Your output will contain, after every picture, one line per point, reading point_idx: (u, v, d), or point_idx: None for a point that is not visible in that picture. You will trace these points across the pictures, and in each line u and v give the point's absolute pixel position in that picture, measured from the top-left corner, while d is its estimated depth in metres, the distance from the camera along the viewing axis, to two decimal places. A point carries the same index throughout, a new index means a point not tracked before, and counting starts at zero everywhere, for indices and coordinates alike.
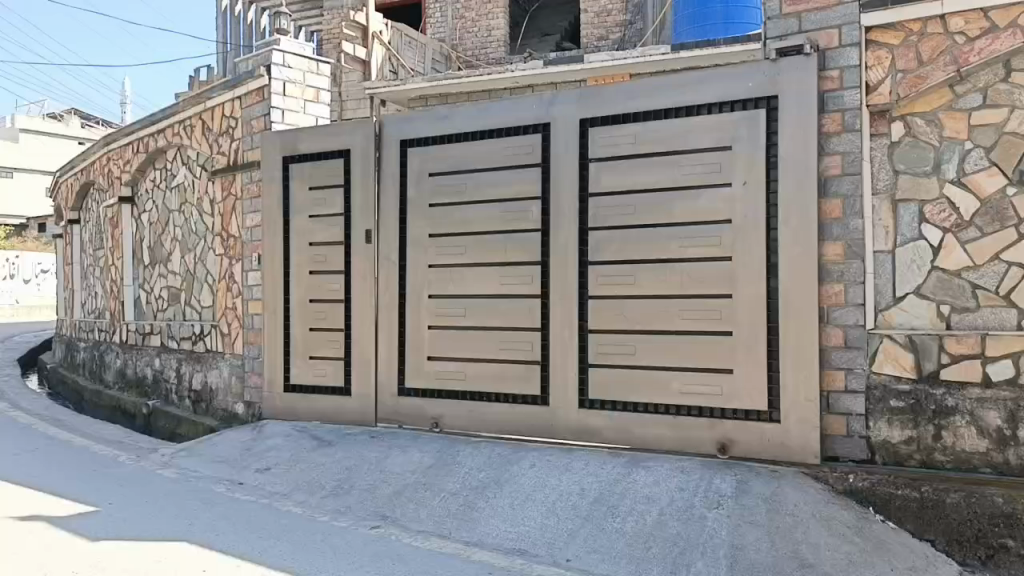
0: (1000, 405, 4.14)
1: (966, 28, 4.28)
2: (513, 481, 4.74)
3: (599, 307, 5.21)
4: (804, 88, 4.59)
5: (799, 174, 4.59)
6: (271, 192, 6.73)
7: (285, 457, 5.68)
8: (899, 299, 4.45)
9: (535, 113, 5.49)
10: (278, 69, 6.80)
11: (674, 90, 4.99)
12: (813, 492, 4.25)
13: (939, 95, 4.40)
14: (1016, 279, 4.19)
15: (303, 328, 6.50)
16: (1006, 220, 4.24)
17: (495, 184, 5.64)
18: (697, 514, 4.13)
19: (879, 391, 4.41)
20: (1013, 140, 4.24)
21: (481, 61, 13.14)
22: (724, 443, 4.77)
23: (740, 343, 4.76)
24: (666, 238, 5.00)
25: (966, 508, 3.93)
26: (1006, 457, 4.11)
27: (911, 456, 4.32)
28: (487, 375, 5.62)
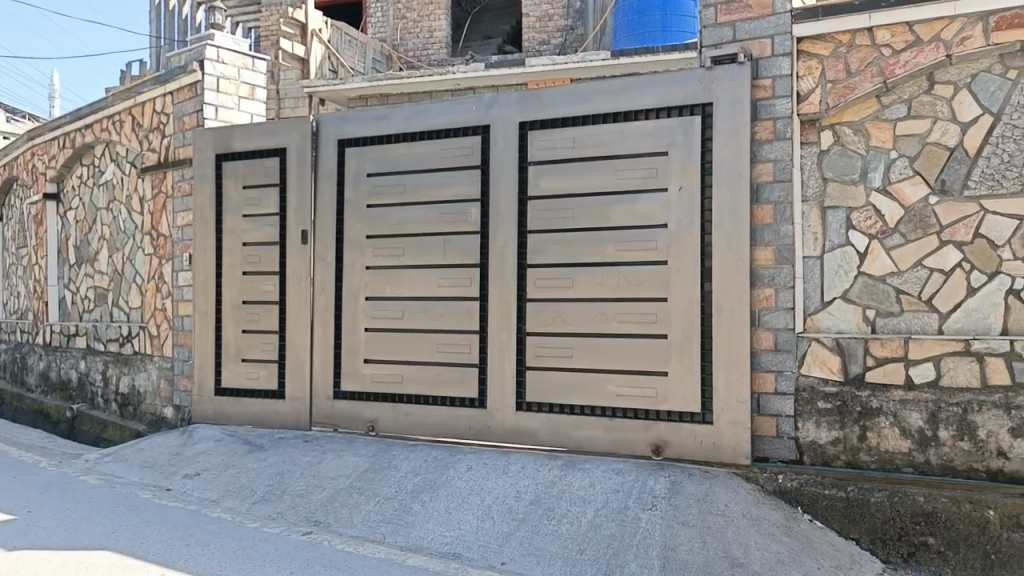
0: (922, 406, 4.26)
1: (892, 41, 4.41)
2: (449, 484, 4.72)
3: (537, 309, 5.21)
4: (738, 95, 4.68)
5: (733, 180, 4.68)
6: (203, 190, 6.57)
7: (215, 462, 5.54)
8: (827, 303, 4.58)
9: (474, 115, 5.47)
10: (211, 65, 6.65)
11: (612, 95, 5.03)
12: (744, 493, 4.33)
13: (866, 105, 4.53)
14: (937, 285, 4.34)
15: (235, 330, 6.36)
16: (929, 227, 4.38)
17: (433, 186, 5.61)
18: (631, 515, 4.16)
19: (807, 393, 4.53)
20: (936, 150, 4.38)
21: (423, 63, 13.08)
22: (657, 445, 4.82)
23: (674, 345, 4.81)
24: (603, 241, 5.04)
25: (890, 507, 4.10)
26: (927, 457, 4.24)
27: (837, 457, 4.44)
28: (424, 378, 5.57)
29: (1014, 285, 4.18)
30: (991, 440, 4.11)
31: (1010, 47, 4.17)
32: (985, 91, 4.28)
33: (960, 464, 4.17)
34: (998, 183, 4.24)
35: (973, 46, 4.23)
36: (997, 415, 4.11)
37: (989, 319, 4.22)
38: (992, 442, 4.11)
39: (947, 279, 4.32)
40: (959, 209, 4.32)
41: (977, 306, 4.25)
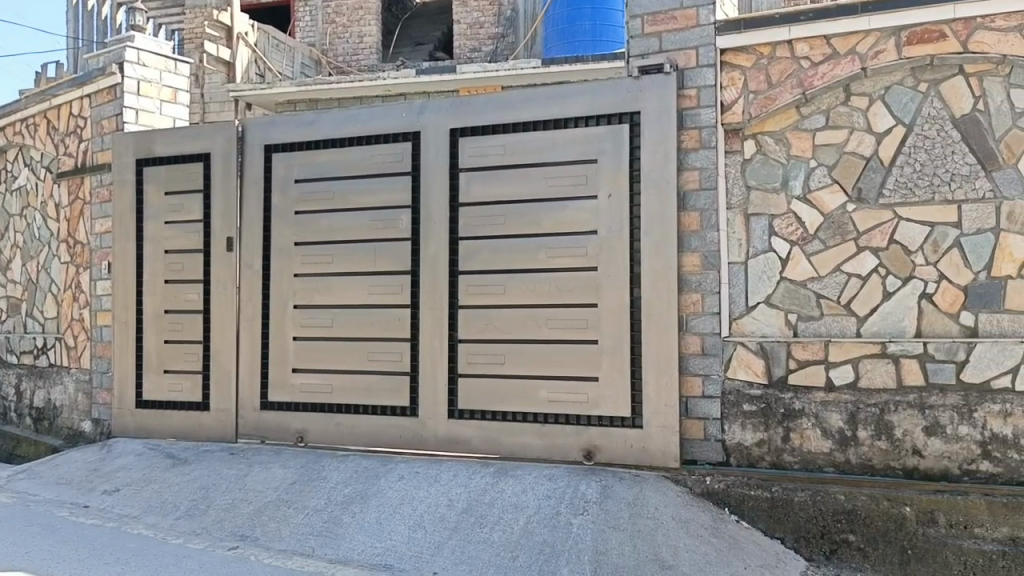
0: (842, 407, 4.40)
1: (811, 53, 4.56)
2: (380, 494, 4.66)
3: (468, 316, 5.19)
4: (664, 105, 4.77)
5: (660, 187, 4.76)
6: (123, 196, 6.36)
7: (135, 477, 5.35)
8: (752, 307, 4.69)
9: (404, 121, 5.44)
10: (131, 67, 6.45)
11: (542, 103, 5.06)
12: (673, 496, 4.40)
13: (787, 115, 4.67)
14: (856, 289, 4.49)
15: (157, 341, 6.17)
16: (847, 233, 4.52)
17: (363, 192, 5.55)
18: (563, 521, 4.18)
19: (733, 396, 4.62)
20: (853, 159, 4.54)
21: (354, 68, 12.94)
22: (589, 450, 4.85)
23: (605, 351, 4.85)
24: (534, 248, 5.06)
25: (813, 506, 4.21)
26: (848, 457, 4.37)
27: (762, 458, 4.55)
28: (354, 386, 5.49)
29: (926, 290, 4.36)
30: (907, 439, 4.27)
31: (920, 61, 4.36)
32: (898, 103, 4.45)
33: (878, 462, 4.32)
34: (910, 191, 4.41)
35: (887, 59, 4.40)
36: (912, 415, 4.27)
37: (904, 321, 4.38)
38: (907, 440, 4.27)
39: (864, 284, 4.47)
40: (875, 216, 4.47)
41: (893, 309, 4.41)
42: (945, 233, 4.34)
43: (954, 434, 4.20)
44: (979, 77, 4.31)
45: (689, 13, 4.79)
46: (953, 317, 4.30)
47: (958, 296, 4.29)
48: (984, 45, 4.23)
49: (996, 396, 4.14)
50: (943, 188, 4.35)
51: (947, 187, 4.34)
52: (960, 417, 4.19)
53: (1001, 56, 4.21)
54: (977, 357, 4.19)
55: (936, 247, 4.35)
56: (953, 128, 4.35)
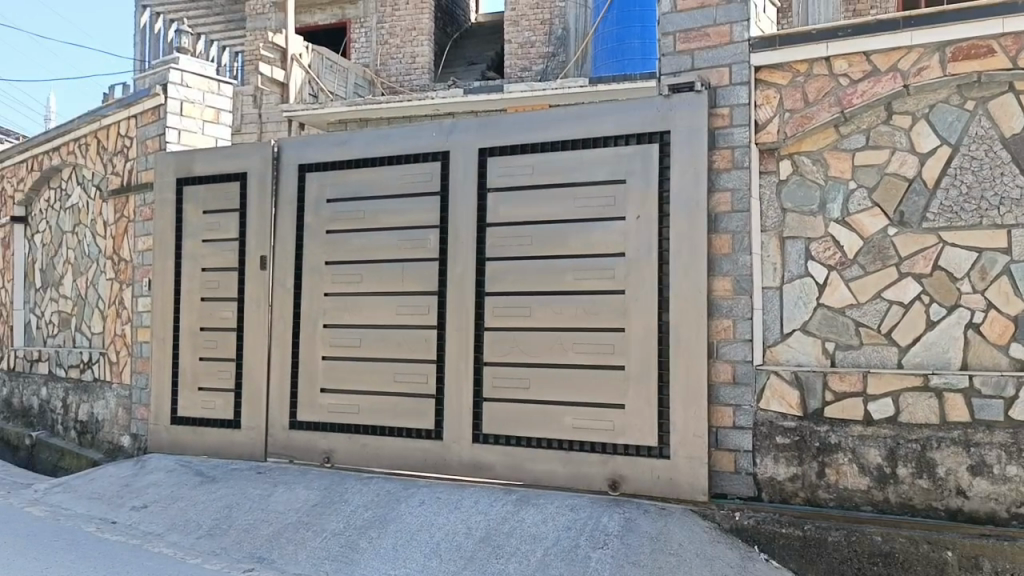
0: (881, 443, 4.16)
1: (850, 71, 4.37)
2: (398, 520, 4.58)
3: (495, 339, 5.10)
4: (695, 124, 4.63)
5: (691, 209, 4.60)
6: (164, 215, 6.47)
7: (164, 494, 5.38)
8: (787, 335, 4.49)
9: (434, 141, 5.40)
10: (175, 89, 6.57)
11: (571, 123, 4.97)
12: (699, 531, 4.22)
13: (825, 135, 4.47)
14: (897, 318, 4.25)
15: (192, 358, 6.23)
16: (888, 259, 4.30)
17: (393, 213, 5.52)
18: (581, 555, 4.04)
19: (765, 427, 4.42)
20: (895, 181, 4.32)
21: (405, 88, 13.04)
22: (615, 480, 4.70)
23: (632, 377, 4.70)
24: (562, 271, 4.94)
25: (847, 547, 3.98)
26: (886, 495, 4.13)
27: (795, 494, 4.33)
28: (380, 408, 5.44)
29: (973, 319, 4.10)
30: (950, 478, 4.01)
31: (967, 78, 4.12)
32: (943, 122, 4.22)
33: (919, 502, 4.07)
34: (956, 215, 4.17)
35: (931, 76, 4.18)
36: (956, 453, 4.01)
37: (948, 353, 4.13)
38: (951, 479, 4.01)
39: (906, 312, 4.23)
40: (918, 240, 4.24)
41: (937, 339, 4.16)
42: (993, 260, 4.08)
43: (1002, 474, 3.92)
44: None
45: (722, 30, 4.65)
46: (1002, 349, 4.03)
47: (1008, 327, 4.03)
48: None
49: None
50: (991, 212, 4.10)
51: (996, 211, 4.09)
52: (1008, 456, 3.92)
53: None
54: None
55: (984, 275, 4.10)
56: (1003, 149, 4.10)
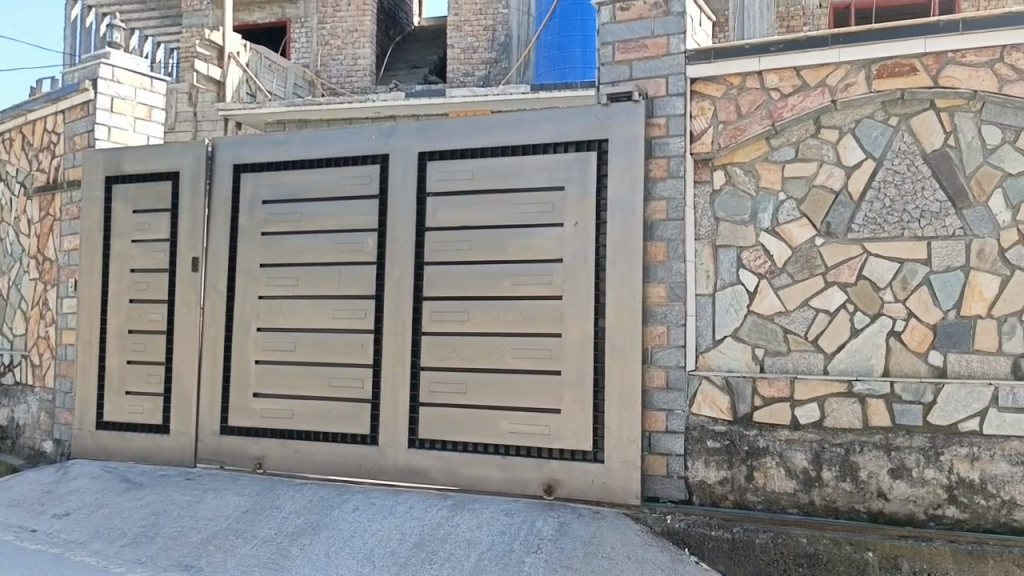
0: (807, 446, 4.28)
1: (781, 85, 4.49)
2: (331, 526, 4.52)
3: (432, 343, 5.09)
4: (632, 133, 4.70)
5: (627, 216, 4.67)
6: (91, 214, 6.28)
7: (87, 501, 5.21)
8: (718, 341, 4.58)
9: (373, 144, 5.37)
10: (105, 84, 6.40)
11: (509, 129, 5.00)
12: (631, 535, 4.27)
13: (756, 147, 4.59)
14: (823, 325, 4.38)
15: (119, 361, 6.05)
16: (815, 267, 4.43)
17: (330, 215, 5.47)
18: (515, 559, 4.05)
19: (697, 431, 4.51)
20: (822, 193, 4.45)
21: (345, 90, 12.90)
22: (549, 484, 4.72)
23: (567, 382, 4.74)
24: (500, 277, 4.96)
25: (774, 548, 4.09)
26: (812, 498, 4.24)
27: (725, 497, 4.42)
28: (315, 413, 5.37)
29: (894, 327, 4.25)
30: (872, 481, 4.14)
31: (891, 94, 4.28)
32: (868, 137, 4.37)
33: (842, 504, 4.19)
34: (879, 227, 4.32)
35: (857, 92, 4.33)
36: (877, 457, 4.15)
37: (871, 360, 4.27)
38: (872, 482, 4.14)
39: (832, 320, 4.37)
40: (844, 250, 4.38)
41: (860, 347, 4.30)
42: (913, 270, 4.24)
43: (920, 477, 4.07)
44: (950, 112, 4.23)
45: (660, 41, 4.73)
46: (922, 356, 4.19)
47: (927, 335, 4.19)
48: (955, 80, 4.16)
49: (963, 439, 4.02)
50: (912, 223, 4.26)
51: (917, 223, 4.25)
52: (926, 460, 4.07)
53: (972, 92, 4.14)
54: (945, 399, 4.08)
55: (904, 285, 4.25)
56: (924, 164, 4.26)
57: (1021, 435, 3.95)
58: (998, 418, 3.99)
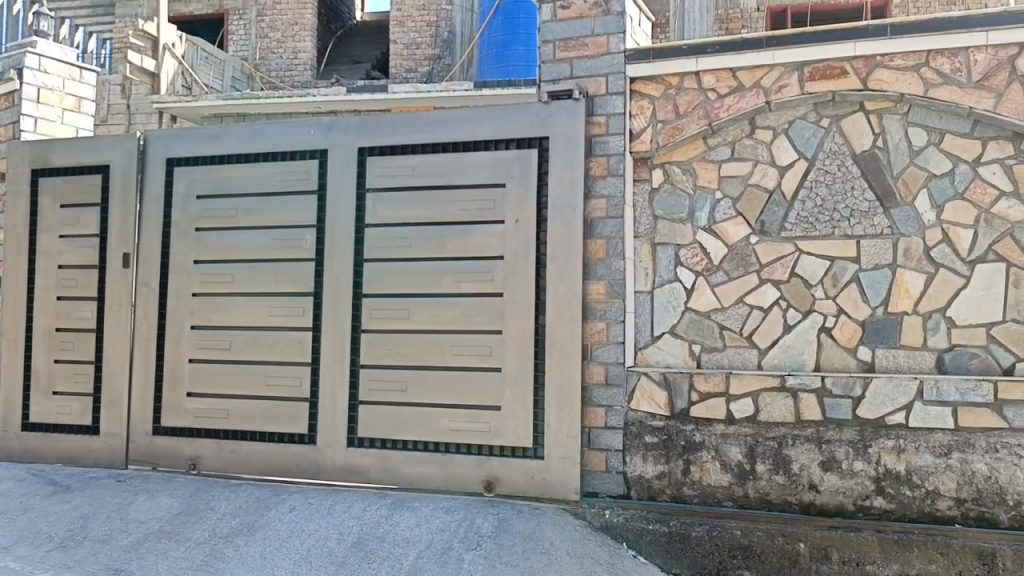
0: (741, 440, 4.35)
1: (717, 86, 4.56)
2: (268, 527, 4.45)
3: (371, 341, 5.04)
4: (572, 131, 4.73)
5: (567, 214, 4.70)
6: (16, 207, 6.05)
7: (11, 505, 5.01)
8: (657, 338, 4.64)
9: (311, 138, 5.29)
10: (31, 74, 6.15)
11: (450, 126, 4.99)
12: (570, 530, 4.30)
13: (694, 146, 4.66)
14: (757, 322, 4.47)
15: (46, 361, 5.85)
16: (750, 265, 4.51)
17: (267, 211, 5.37)
18: (454, 557, 4.04)
19: (635, 426, 4.54)
20: (756, 192, 4.54)
21: (285, 84, 12.70)
22: (489, 481, 4.72)
23: (508, 379, 4.75)
24: (440, 274, 4.94)
25: (709, 541, 4.15)
26: (746, 491, 4.32)
27: (662, 491, 4.47)
28: (251, 412, 5.27)
29: (825, 324, 4.37)
30: (803, 473, 4.24)
31: (822, 96, 4.39)
32: (801, 138, 4.47)
33: (775, 497, 4.28)
34: (811, 226, 4.43)
35: (790, 94, 4.43)
36: (809, 450, 4.24)
37: (803, 355, 4.38)
38: (804, 475, 4.24)
39: (766, 316, 4.46)
40: (777, 248, 4.47)
41: (792, 343, 4.40)
42: (843, 268, 4.36)
43: (850, 469, 4.18)
44: (879, 115, 4.35)
45: (600, 40, 4.77)
46: (851, 351, 4.31)
47: (856, 331, 4.31)
48: (883, 83, 4.27)
49: (890, 432, 4.15)
50: (843, 222, 4.38)
51: (847, 223, 4.37)
52: (855, 452, 4.18)
53: (899, 95, 4.26)
54: (873, 392, 4.20)
55: (835, 282, 4.37)
56: (853, 164, 4.39)
57: (944, 427, 4.08)
58: (923, 411, 4.12)
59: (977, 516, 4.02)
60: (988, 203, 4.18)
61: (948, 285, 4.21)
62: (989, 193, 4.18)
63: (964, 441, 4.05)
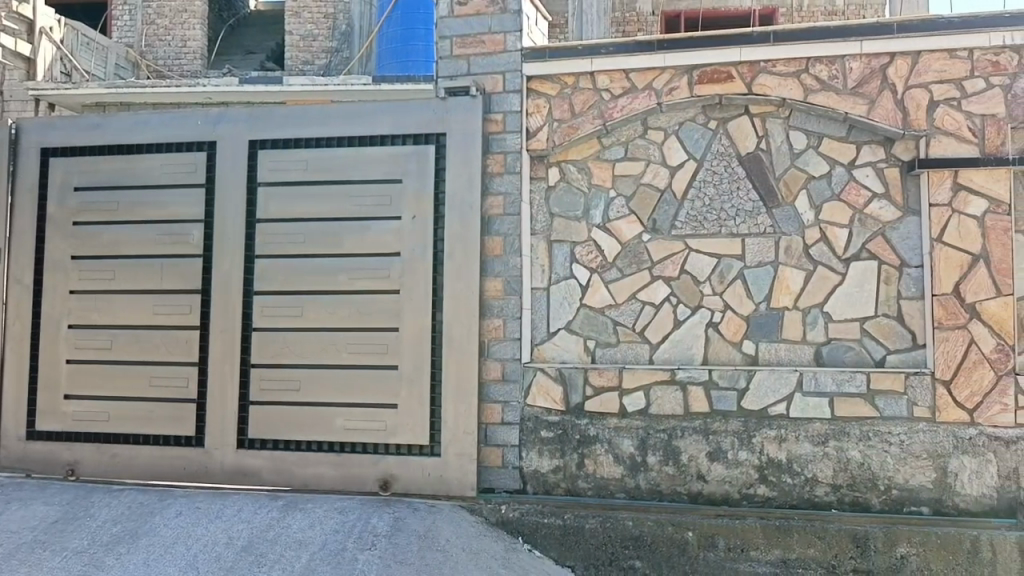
0: (633, 433, 4.46)
1: (611, 86, 4.65)
2: (152, 533, 4.27)
3: (263, 339, 4.91)
4: (469, 128, 4.72)
5: (464, 210, 4.69)
6: None
7: None
8: (553, 334, 4.69)
9: (199, 130, 5.10)
10: None
11: (345, 120, 4.91)
12: (466, 527, 4.31)
13: (589, 146, 4.74)
14: (648, 318, 4.59)
15: None
16: (642, 262, 4.62)
17: (152, 205, 5.15)
18: (348, 557, 3.98)
19: (531, 422, 4.59)
20: (648, 191, 4.66)
21: (174, 73, 12.23)
22: (385, 480, 4.68)
23: (404, 377, 4.70)
24: (335, 271, 4.86)
25: (602, 533, 4.23)
26: (638, 482, 4.44)
27: (557, 485, 4.54)
28: (134, 415, 5.04)
29: (713, 319, 4.52)
30: (692, 464, 4.39)
31: (710, 99, 4.53)
32: (691, 139, 4.62)
33: (665, 487, 4.41)
34: (700, 225, 4.57)
35: (680, 96, 4.55)
36: (697, 441, 4.39)
37: (692, 350, 4.52)
38: (692, 465, 4.39)
39: (657, 312, 4.58)
40: (668, 246, 4.60)
41: (682, 337, 4.54)
42: (729, 266, 4.52)
43: (734, 459, 4.35)
44: (763, 118, 4.54)
45: (497, 38, 4.79)
46: (736, 345, 4.48)
47: (741, 325, 4.48)
48: (767, 88, 4.45)
49: (773, 422, 4.33)
50: (729, 222, 4.54)
51: (733, 222, 4.53)
52: (740, 443, 4.34)
53: (781, 99, 4.44)
54: (757, 384, 4.37)
55: (722, 279, 4.52)
56: (739, 165, 4.56)
57: (822, 417, 4.29)
58: (802, 401, 4.32)
59: (851, 500, 4.24)
60: (862, 204, 4.41)
61: (826, 282, 4.42)
62: (863, 194, 4.41)
63: (840, 430, 4.26)
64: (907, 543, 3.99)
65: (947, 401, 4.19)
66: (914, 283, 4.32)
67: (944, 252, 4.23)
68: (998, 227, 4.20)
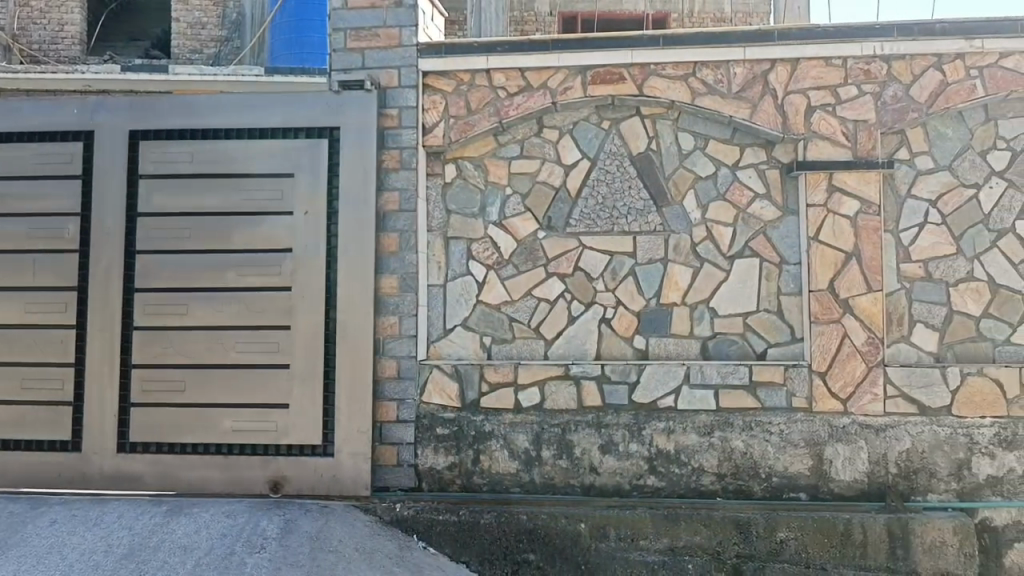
0: (528, 428, 4.51)
1: (507, 84, 4.67)
2: (23, 544, 4.04)
3: (146, 338, 4.71)
4: (363, 122, 4.66)
5: (358, 206, 4.62)
6: None
7: None
8: (448, 331, 4.69)
9: (76, 119, 4.84)
10: None
11: (234, 112, 4.76)
12: (360, 527, 4.26)
13: (485, 144, 4.75)
14: (543, 314, 4.65)
15: None
16: (537, 260, 4.68)
17: (23, 197, 4.86)
18: (236, 561, 3.87)
19: (426, 419, 4.57)
20: (543, 189, 4.71)
21: (51, 59, 11.47)
22: (276, 481, 4.57)
23: (296, 376, 4.60)
24: (223, 267, 4.71)
25: (497, 527, 4.25)
26: (532, 476, 4.49)
27: (453, 481, 4.54)
28: (4, 419, 4.75)
29: (605, 315, 4.61)
30: (584, 457, 4.47)
31: (603, 99, 4.62)
32: (584, 139, 4.70)
33: (558, 481, 4.48)
34: (593, 223, 4.66)
35: (574, 96, 4.61)
36: (590, 434, 4.47)
37: (585, 345, 4.61)
38: (585, 458, 4.47)
39: (552, 308, 4.65)
40: (562, 244, 4.67)
41: (576, 333, 4.62)
42: (621, 264, 4.62)
43: (626, 451, 4.46)
44: (653, 120, 4.67)
45: (391, 33, 4.74)
46: (627, 340, 4.58)
47: (632, 321, 4.59)
48: (657, 90, 4.57)
49: (661, 415, 4.46)
50: (622, 220, 4.64)
51: (625, 220, 4.64)
52: (631, 435, 4.46)
53: (670, 101, 4.57)
54: (647, 378, 4.50)
55: (614, 276, 4.63)
56: (631, 164, 4.67)
57: (708, 409, 4.45)
58: (689, 394, 4.47)
59: (735, 489, 4.42)
60: (746, 204, 4.59)
61: (712, 278, 4.58)
62: (746, 195, 4.59)
63: (725, 421, 4.43)
64: (786, 529, 4.18)
65: (824, 392, 4.40)
66: (793, 280, 4.53)
67: (821, 251, 4.46)
68: (869, 227, 4.44)
